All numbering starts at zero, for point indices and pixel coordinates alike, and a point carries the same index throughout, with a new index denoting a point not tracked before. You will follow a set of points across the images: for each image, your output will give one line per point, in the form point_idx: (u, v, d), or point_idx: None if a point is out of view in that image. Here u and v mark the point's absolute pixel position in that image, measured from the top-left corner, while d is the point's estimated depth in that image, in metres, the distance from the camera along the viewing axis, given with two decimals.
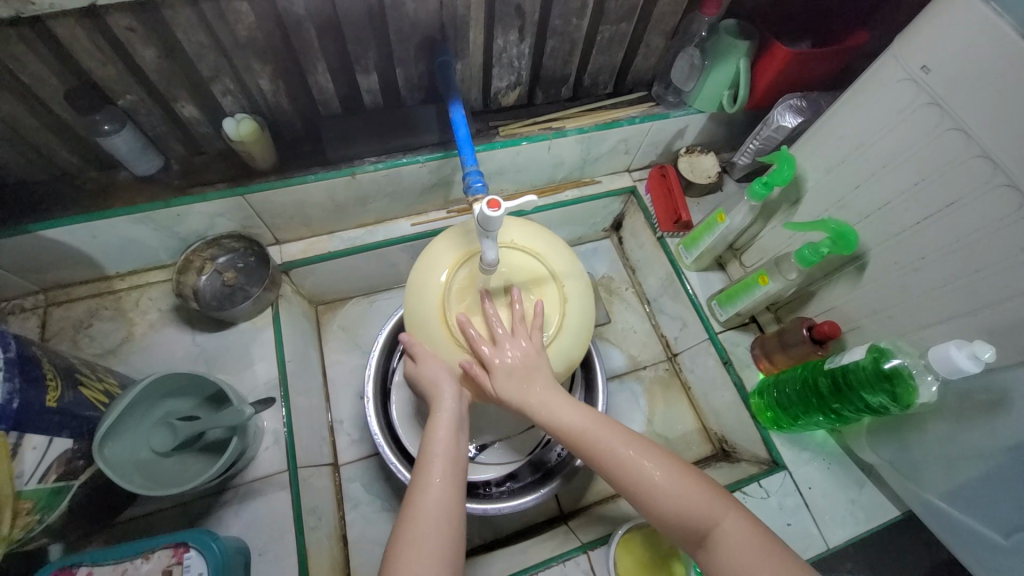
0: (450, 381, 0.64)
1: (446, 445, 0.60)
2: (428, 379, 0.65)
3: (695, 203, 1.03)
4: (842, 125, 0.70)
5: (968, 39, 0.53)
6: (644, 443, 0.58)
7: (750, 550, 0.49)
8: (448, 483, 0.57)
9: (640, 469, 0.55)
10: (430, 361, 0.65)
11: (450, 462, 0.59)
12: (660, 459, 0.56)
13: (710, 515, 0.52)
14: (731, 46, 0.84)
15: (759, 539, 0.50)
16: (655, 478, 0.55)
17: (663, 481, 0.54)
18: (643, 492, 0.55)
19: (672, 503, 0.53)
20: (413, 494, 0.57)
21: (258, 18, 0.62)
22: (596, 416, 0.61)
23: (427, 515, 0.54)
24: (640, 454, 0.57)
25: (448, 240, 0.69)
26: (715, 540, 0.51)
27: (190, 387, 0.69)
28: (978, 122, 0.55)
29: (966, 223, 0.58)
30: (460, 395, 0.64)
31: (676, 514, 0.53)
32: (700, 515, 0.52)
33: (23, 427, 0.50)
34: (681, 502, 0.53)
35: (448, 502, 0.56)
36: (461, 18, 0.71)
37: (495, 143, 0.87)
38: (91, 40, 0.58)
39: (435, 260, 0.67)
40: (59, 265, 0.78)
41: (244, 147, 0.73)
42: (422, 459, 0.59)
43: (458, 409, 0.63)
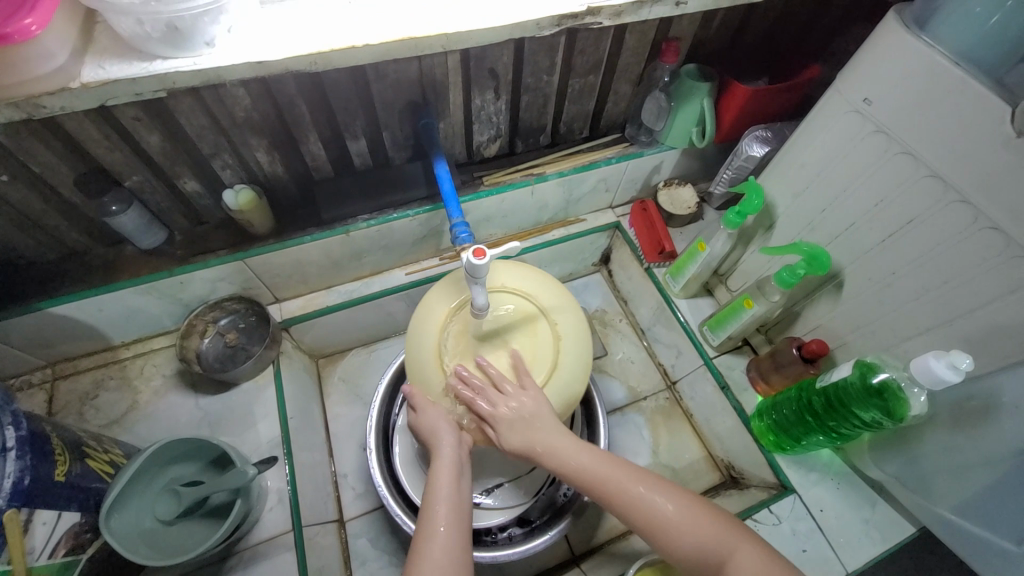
0: (448, 427, 0.65)
1: (449, 489, 0.60)
2: (429, 426, 0.66)
3: (678, 233, 1.07)
4: (801, 155, 0.74)
5: (902, 74, 0.58)
6: (661, 483, 0.60)
7: None
8: (453, 526, 0.58)
9: (657, 511, 0.57)
10: (429, 412, 0.66)
11: (452, 507, 0.59)
12: (673, 495, 0.58)
13: (723, 550, 0.53)
14: (694, 87, 0.90)
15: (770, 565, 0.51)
16: (666, 513, 0.57)
17: (675, 516, 0.57)
18: (655, 528, 0.57)
19: (689, 540, 0.55)
20: (420, 539, 0.57)
21: (253, 100, 0.67)
22: (616, 460, 0.63)
23: (440, 558, 0.54)
24: (650, 491, 0.59)
25: (439, 294, 0.74)
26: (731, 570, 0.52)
27: (193, 451, 0.70)
28: (921, 145, 0.59)
29: (928, 237, 0.62)
30: (459, 441, 0.65)
31: (693, 550, 0.55)
32: (715, 548, 0.54)
33: (34, 502, 0.51)
34: (695, 540, 0.55)
35: (455, 543, 0.56)
36: (440, 84, 0.77)
37: (480, 192, 0.92)
38: (100, 130, 0.64)
39: (430, 315, 0.73)
40: (65, 340, 0.80)
41: (242, 215, 0.78)
42: (429, 502, 0.59)
43: (458, 454, 0.63)
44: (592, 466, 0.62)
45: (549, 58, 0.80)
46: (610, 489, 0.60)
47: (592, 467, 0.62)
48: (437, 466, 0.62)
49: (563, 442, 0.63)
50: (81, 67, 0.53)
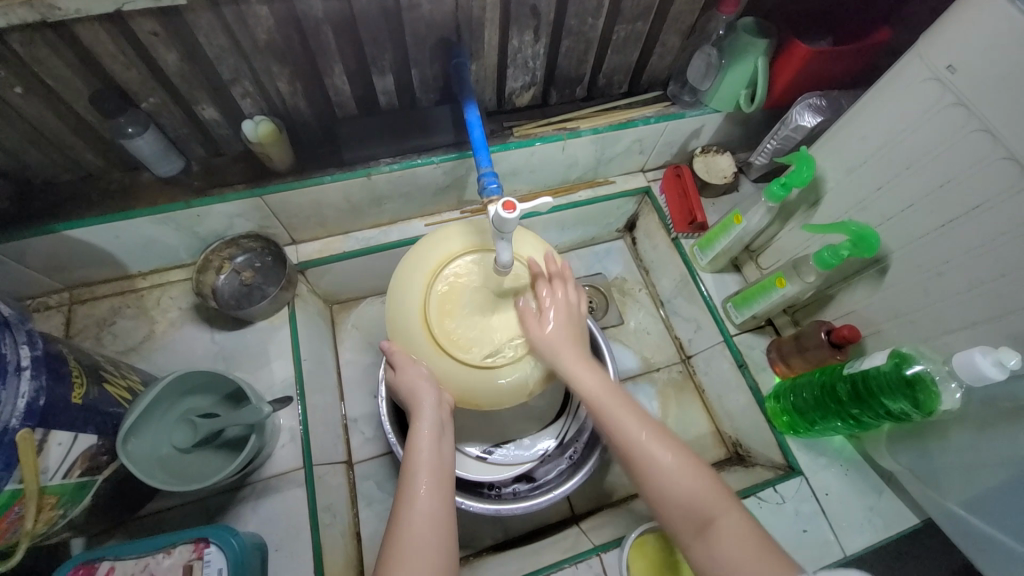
0: (428, 390, 0.62)
1: (429, 458, 0.59)
2: (409, 388, 0.63)
3: (711, 203, 1.02)
4: (863, 127, 0.68)
5: (998, 38, 0.52)
6: (663, 434, 0.59)
7: (744, 549, 0.50)
8: (433, 495, 0.57)
9: (656, 457, 0.57)
10: (411, 370, 0.63)
11: (431, 468, 0.59)
12: (672, 447, 0.57)
13: (712, 509, 0.53)
14: (750, 44, 0.83)
15: (756, 534, 0.51)
16: (662, 462, 0.56)
17: (669, 468, 0.56)
18: (651, 473, 0.56)
19: (680, 491, 0.55)
20: (400, 505, 0.57)
21: (277, 22, 0.62)
22: (629, 402, 0.61)
23: (417, 525, 0.54)
24: (657, 440, 0.58)
25: (427, 246, 0.68)
26: (715, 529, 0.52)
27: (208, 385, 0.71)
28: (1004, 123, 0.53)
29: (993, 226, 0.57)
30: (441, 402, 0.63)
31: (680, 501, 0.54)
32: (703, 506, 0.54)
33: (50, 422, 0.51)
34: (687, 494, 0.54)
35: (436, 513, 0.56)
36: (476, 20, 0.71)
37: (509, 144, 0.87)
38: (115, 44, 0.60)
39: (416, 268, 0.67)
40: (82, 264, 0.80)
41: (261, 148, 0.74)
42: (409, 464, 0.59)
43: (439, 416, 0.62)
44: (604, 396, 0.61)
45: None
46: (619, 431, 0.59)
47: (606, 401, 0.61)
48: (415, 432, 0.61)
49: (591, 367, 0.62)
50: None
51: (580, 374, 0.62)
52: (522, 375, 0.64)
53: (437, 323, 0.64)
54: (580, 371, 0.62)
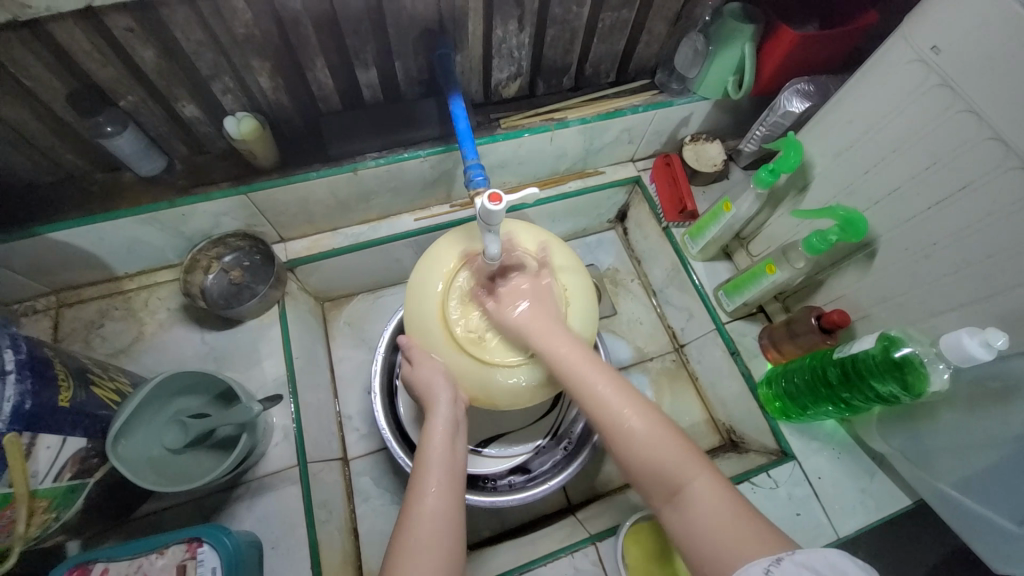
0: (444, 386, 0.63)
1: (442, 454, 0.59)
2: (425, 383, 0.64)
3: (701, 192, 1.02)
4: (849, 111, 0.68)
5: (982, 17, 0.51)
6: (638, 400, 0.57)
7: (718, 512, 0.49)
8: (445, 491, 0.56)
9: (628, 423, 0.56)
10: (426, 365, 0.65)
11: (445, 466, 0.58)
12: (645, 413, 0.56)
13: (682, 476, 0.52)
14: (737, 30, 0.83)
15: (728, 501, 0.50)
16: (635, 427, 0.55)
17: (641, 434, 0.55)
18: (624, 440, 0.55)
19: (651, 458, 0.53)
20: (410, 499, 0.56)
21: (255, 15, 0.61)
22: (598, 362, 0.60)
23: (427, 520, 0.54)
24: (632, 405, 0.57)
25: (446, 251, 0.70)
26: (686, 496, 0.51)
27: (199, 385, 0.70)
28: (988, 103, 0.53)
29: (978, 207, 0.57)
30: (454, 400, 0.63)
31: (650, 465, 0.53)
32: (672, 471, 0.52)
33: (37, 426, 0.51)
34: (657, 459, 0.53)
35: (443, 505, 0.55)
36: (458, 10, 0.70)
37: (496, 135, 0.86)
38: (90, 41, 0.58)
39: (434, 273, 0.69)
40: (68, 267, 0.79)
41: (245, 145, 0.73)
42: (421, 461, 0.58)
43: (453, 414, 0.62)
44: (572, 358, 0.59)
45: None
46: (593, 394, 0.58)
47: (579, 365, 0.59)
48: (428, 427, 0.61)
49: (559, 332, 0.61)
50: None
51: (549, 339, 0.60)
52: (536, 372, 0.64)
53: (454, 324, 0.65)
54: (549, 336, 0.60)
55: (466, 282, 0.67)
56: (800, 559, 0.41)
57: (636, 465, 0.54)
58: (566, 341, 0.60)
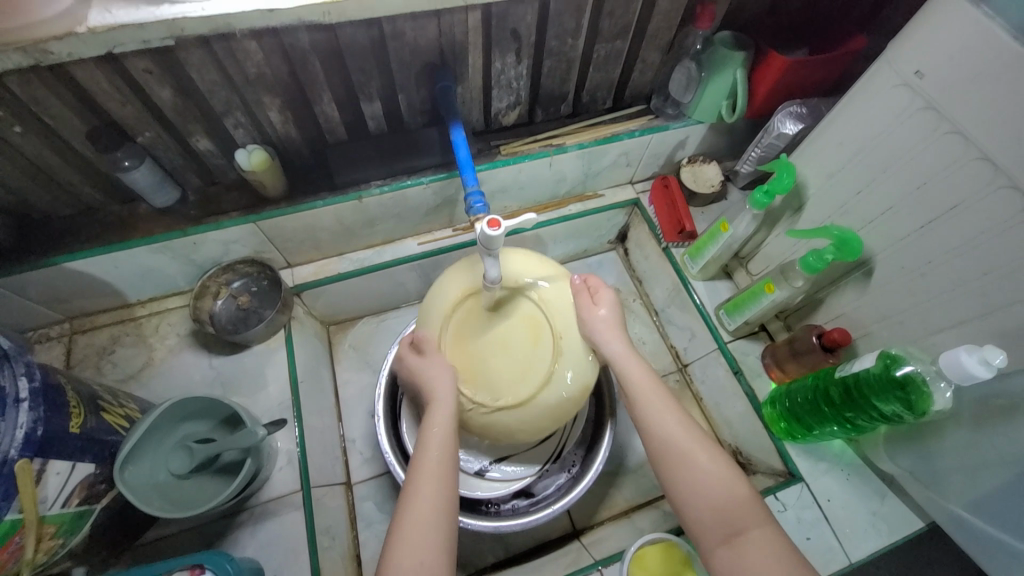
0: (447, 385, 0.65)
1: (439, 448, 0.60)
2: (430, 381, 0.67)
3: (699, 212, 1.04)
4: (839, 133, 0.70)
5: (961, 43, 0.53)
6: (709, 443, 0.59)
7: (775, 559, 0.49)
8: (442, 485, 0.58)
9: (693, 458, 0.57)
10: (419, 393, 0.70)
11: (443, 460, 0.60)
12: (715, 456, 0.57)
13: (745, 519, 0.53)
14: (727, 57, 0.85)
15: (783, 551, 0.50)
16: (703, 468, 0.56)
17: (708, 475, 0.56)
18: (685, 471, 0.56)
19: (713, 500, 0.54)
20: (406, 495, 0.57)
21: (266, 55, 0.65)
22: (666, 396, 0.63)
23: (421, 513, 0.55)
24: (699, 441, 0.58)
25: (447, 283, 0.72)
26: (745, 539, 0.51)
27: (206, 410, 0.71)
28: (974, 124, 0.54)
29: (971, 225, 0.58)
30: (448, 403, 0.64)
31: (712, 506, 0.54)
32: (736, 515, 0.53)
33: (48, 452, 0.52)
34: (723, 501, 0.54)
35: (440, 500, 0.56)
36: (459, 45, 0.74)
37: (497, 162, 0.89)
38: (111, 82, 0.62)
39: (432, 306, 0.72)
40: (82, 295, 0.81)
41: (255, 176, 0.76)
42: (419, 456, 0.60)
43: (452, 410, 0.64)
44: (645, 386, 0.64)
45: (575, 20, 0.75)
46: (660, 422, 0.60)
47: (646, 394, 0.63)
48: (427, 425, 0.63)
49: (633, 360, 0.66)
50: (87, 11, 0.51)
51: (625, 363, 0.66)
52: (523, 411, 0.66)
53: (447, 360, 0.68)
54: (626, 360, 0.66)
55: (464, 319, 0.70)
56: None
57: (698, 506, 0.55)
58: (644, 370, 0.65)
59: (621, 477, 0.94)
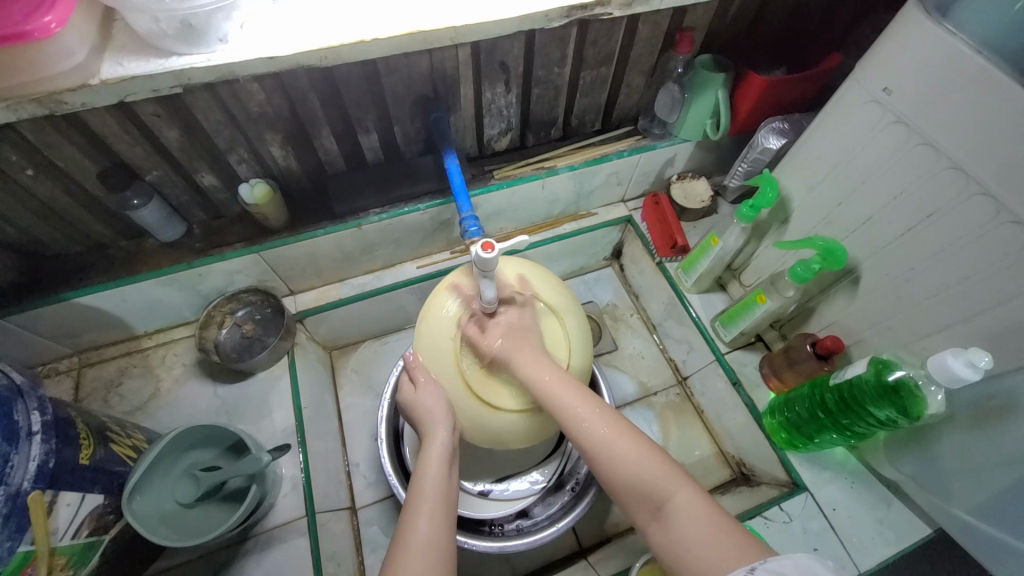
0: (443, 416, 0.66)
1: (437, 477, 0.60)
2: (426, 406, 0.67)
3: (691, 227, 1.06)
4: (817, 147, 0.73)
5: (925, 61, 0.56)
6: (617, 422, 0.58)
7: (701, 525, 0.48)
8: (438, 508, 0.57)
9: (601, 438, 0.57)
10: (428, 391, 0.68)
11: (437, 490, 0.58)
12: (627, 436, 0.57)
13: (665, 487, 0.52)
14: (708, 79, 0.88)
15: (708, 513, 0.49)
16: (616, 448, 0.56)
17: (622, 452, 0.55)
18: (600, 457, 0.56)
19: (630, 474, 0.54)
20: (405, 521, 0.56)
21: (267, 95, 0.68)
22: (570, 382, 0.62)
23: (423, 539, 0.53)
24: (607, 426, 0.58)
25: (431, 341, 0.72)
26: (668, 513, 0.51)
27: (211, 437, 0.73)
28: (942, 136, 0.57)
29: (949, 232, 0.60)
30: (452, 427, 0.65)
31: (634, 483, 0.53)
32: (656, 485, 0.52)
33: (59, 484, 0.53)
34: (639, 475, 0.53)
35: (438, 530, 0.55)
36: (450, 78, 0.77)
37: (490, 186, 0.92)
38: (120, 125, 0.65)
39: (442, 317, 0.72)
40: (91, 328, 0.83)
41: (258, 209, 0.79)
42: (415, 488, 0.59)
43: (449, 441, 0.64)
44: (540, 377, 0.63)
45: (560, 50, 0.79)
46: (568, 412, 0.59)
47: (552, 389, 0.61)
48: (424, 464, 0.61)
49: (539, 357, 0.65)
50: (100, 64, 0.54)
51: (530, 363, 0.64)
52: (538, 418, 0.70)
53: (500, 402, 0.69)
54: (529, 360, 0.64)
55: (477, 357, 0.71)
56: (774, 567, 0.41)
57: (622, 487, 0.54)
58: (537, 361, 0.64)
59: None
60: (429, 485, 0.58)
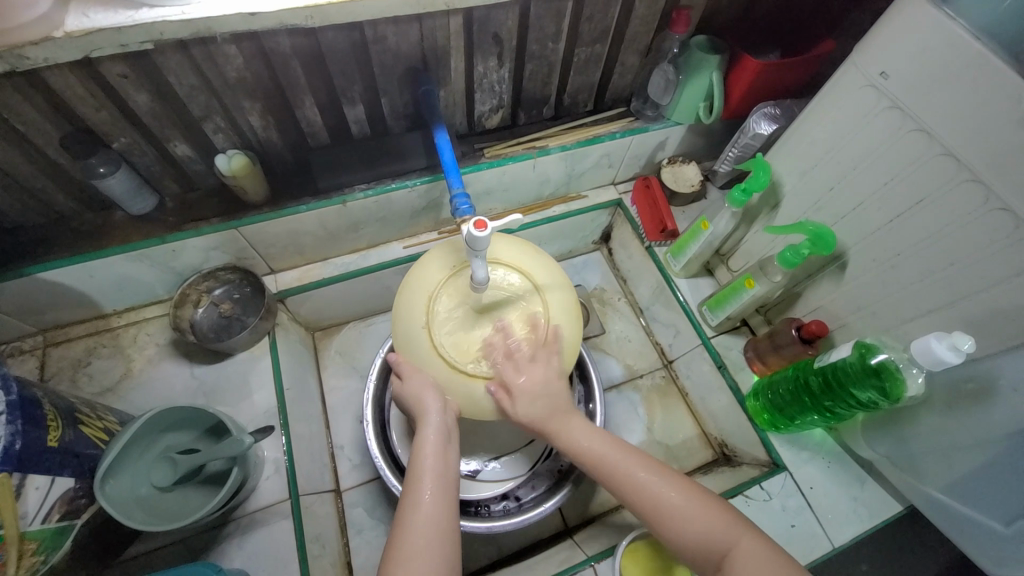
0: (434, 395, 0.63)
1: (434, 460, 0.60)
2: (413, 395, 0.65)
3: (680, 211, 1.06)
4: (811, 132, 0.73)
5: (923, 46, 0.56)
6: (670, 474, 0.59)
7: (765, 572, 0.50)
8: (439, 500, 0.57)
9: (659, 496, 0.57)
10: (415, 379, 0.65)
11: (437, 476, 0.59)
12: (684, 488, 0.58)
13: (727, 538, 0.53)
14: (703, 60, 0.87)
15: (775, 559, 0.51)
16: (670, 502, 0.57)
17: (682, 507, 0.56)
18: (660, 517, 0.56)
19: (691, 530, 0.55)
20: (405, 509, 0.57)
21: (246, 60, 0.64)
22: (622, 444, 0.63)
23: (421, 531, 0.54)
24: (657, 477, 0.59)
25: (408, 327, 0.67)
26: (732, 561, 0.52)
27: (190, 419, 0.70)
28: (936, 121, 0.57)
29: (936, 218, 0.61)
30: (445, 407, 0.63)
31: (696, 541, 0.55)
32: (719, 538, 0.54)
33: (27, 466, 0.51)
34: (700, 530, 0.54)
35: (440, 516, 0.56)
36: (441, 49, 0.74)
37: (481, 164, 0.89)
38: (85, 86, 0.60)
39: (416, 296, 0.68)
40: (56, 306, 0.79)
41: (235, 181, 0.75)
42: (414, 474, 0.59)
43: (444, 422, 0.62)
44: (588, 444, 0.63)
45: (556, 23, 0.76)
46: (627, 477, 0.59)
47: (603, 454, 0.62)
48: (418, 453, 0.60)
49: (580, 421, 0.65)
50: (65, 16, 0.50)
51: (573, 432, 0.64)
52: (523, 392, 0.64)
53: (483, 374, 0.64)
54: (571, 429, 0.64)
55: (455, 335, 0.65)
56: None
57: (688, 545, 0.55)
58: (584, 429, 0.64)
59: None
60: (427, 470, 0.59)
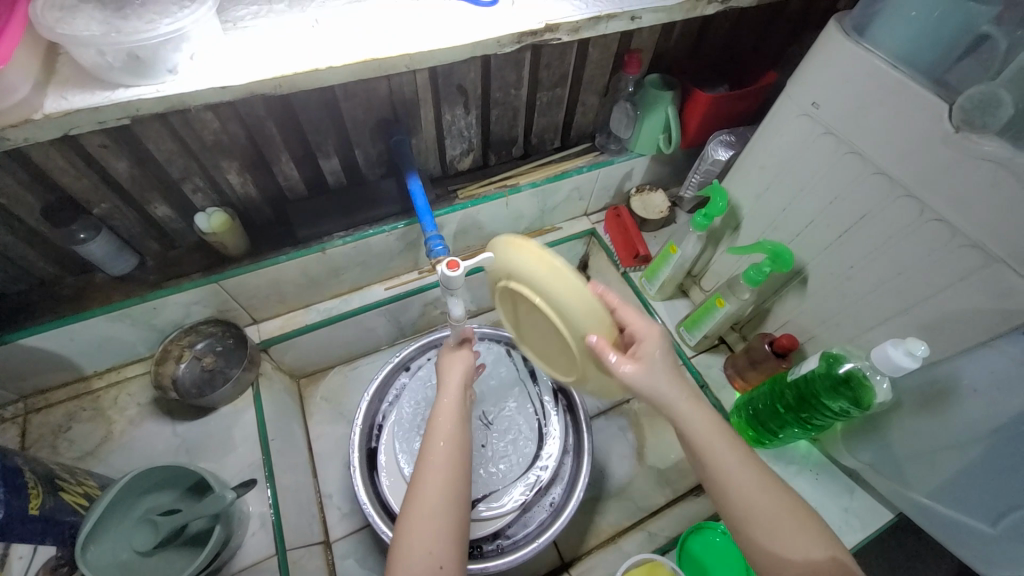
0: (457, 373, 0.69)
1: (455, 436, 0.62)
2: (445, 368, 0.70)
3: (651, 237, 1.10)
4: (759, 159, 0.78)
5: (846, 77, 0.62)
6: (781, 496, 0.55)
7: None
8: (452, 474, 0.58)
9: (764, 511, 0.53)
10: (460, 357, 0.71)
11: (453, 449, 0.60)
12: (785, 508, 0.54)
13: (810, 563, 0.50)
14: (657, 97, 0.91)
15: None
16: (772, 519, 0.53)
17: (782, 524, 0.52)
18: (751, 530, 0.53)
19: (778, 547, 0.51)
20: (420, 477, 0.58)
21: (222, 123, 0.68)
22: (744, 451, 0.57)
23: (431, 495, 0.56)
24: (769, 489, 0.55)
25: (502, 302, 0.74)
26: None
27: (172, 478, 0.69)
28: (866, 144, 0.62)
29: (879, 231, 0.65)
30: (462, 394, 0.67)
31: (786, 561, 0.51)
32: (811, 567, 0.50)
33: (8, 536, 0.50)
34: (788, 553, 0.51)
35: (450, 487, 0.57)
36: (409, 101, 0.79)
37: (455, 206, 0.93)
38: (66, 158, 0.63)
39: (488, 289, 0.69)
40: (36, 372, 0.78)
41: (216, 238, 0.77)
42: (429, 451, 0.60)
43: (459, 407, 0.66)
44: (701, 427, 0.58)
45: (516, 73, 0.82)
46: (727, 476, 0.55)
47: (715, 448, 0.57)
48: (440, 427, 0.62)
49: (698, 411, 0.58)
50: (44, 99, 0.53)
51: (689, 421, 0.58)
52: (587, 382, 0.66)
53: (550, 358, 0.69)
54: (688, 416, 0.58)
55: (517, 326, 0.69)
56: None
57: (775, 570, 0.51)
58: (706, 416, 0.58)
59: (605, 502, 0.95)
60: (443, 438, 0.61)
